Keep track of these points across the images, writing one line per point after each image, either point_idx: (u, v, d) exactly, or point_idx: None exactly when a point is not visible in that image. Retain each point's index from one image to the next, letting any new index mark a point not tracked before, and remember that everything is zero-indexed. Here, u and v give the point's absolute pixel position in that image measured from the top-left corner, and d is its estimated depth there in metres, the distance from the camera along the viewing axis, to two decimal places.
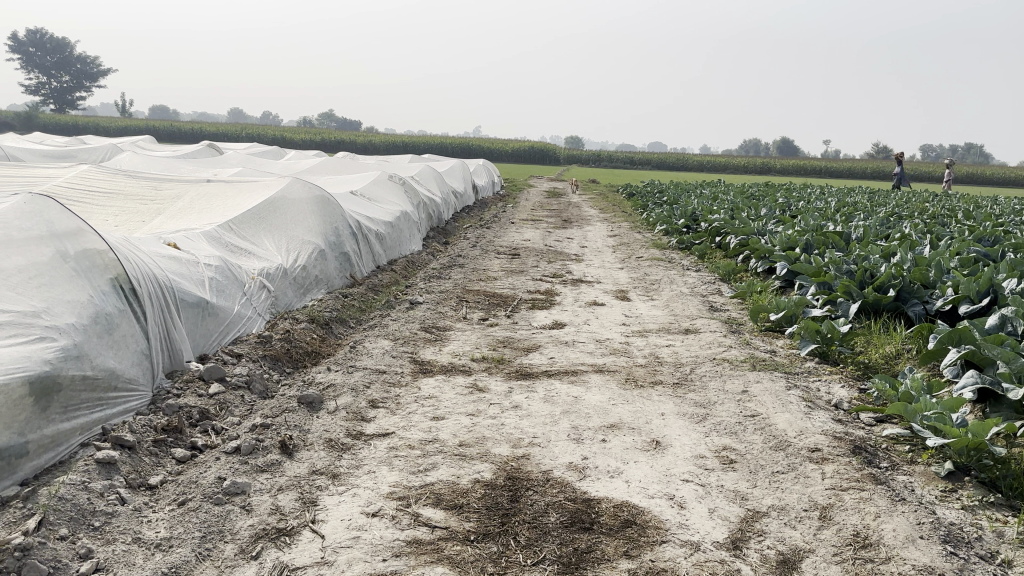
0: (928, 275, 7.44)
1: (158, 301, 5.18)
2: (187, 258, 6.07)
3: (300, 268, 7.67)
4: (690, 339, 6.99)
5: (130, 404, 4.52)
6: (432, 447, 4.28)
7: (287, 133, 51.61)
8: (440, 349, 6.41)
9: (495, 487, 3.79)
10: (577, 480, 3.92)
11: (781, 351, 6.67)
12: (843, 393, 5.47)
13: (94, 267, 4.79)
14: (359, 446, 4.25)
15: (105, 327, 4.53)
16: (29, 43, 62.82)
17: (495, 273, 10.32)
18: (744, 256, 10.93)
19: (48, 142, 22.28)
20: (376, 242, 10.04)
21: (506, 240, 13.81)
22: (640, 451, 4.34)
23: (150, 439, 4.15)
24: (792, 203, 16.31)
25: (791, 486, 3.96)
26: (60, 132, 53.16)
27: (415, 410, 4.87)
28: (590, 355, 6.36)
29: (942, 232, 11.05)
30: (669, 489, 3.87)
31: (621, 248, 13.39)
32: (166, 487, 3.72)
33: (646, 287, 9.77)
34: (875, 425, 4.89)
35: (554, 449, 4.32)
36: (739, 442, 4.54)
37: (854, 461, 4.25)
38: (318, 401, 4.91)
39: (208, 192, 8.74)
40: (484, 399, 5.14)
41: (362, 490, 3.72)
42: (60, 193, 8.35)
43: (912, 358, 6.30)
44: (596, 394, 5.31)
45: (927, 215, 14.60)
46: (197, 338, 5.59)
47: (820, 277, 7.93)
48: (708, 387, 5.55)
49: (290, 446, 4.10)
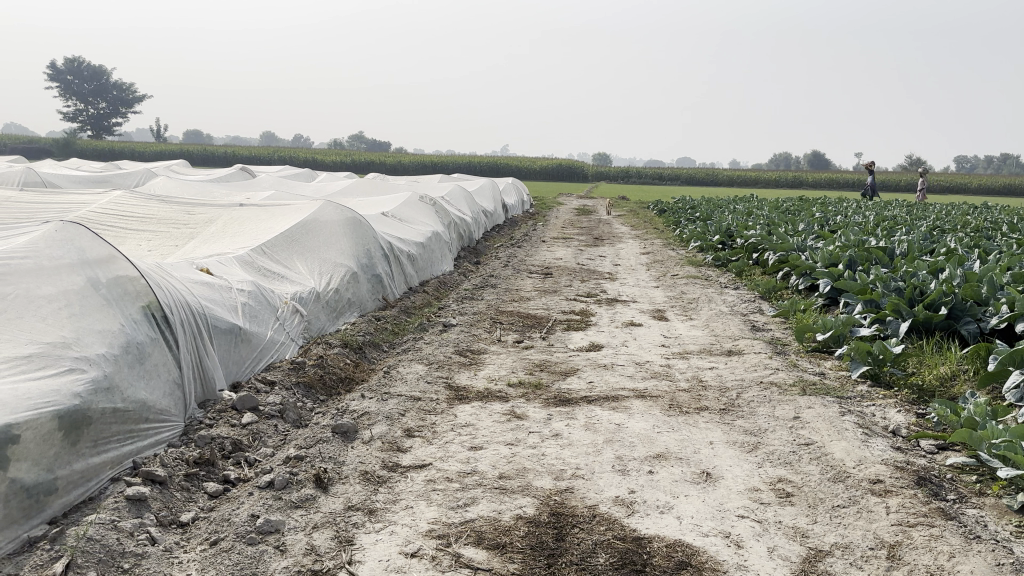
0: (980, 291, 7.14)
1: (190, 328, 5.08)
2: (219, 283, 5.99)
3: (333, 292, 7.57)
4: (735, 361, 6.75)
5: (162, 436, 4.41)
6: (471, 480, 4.10)
7: (317, 156, 52.12)
8: (475, 373, 6.25)
9: (539, 524, 3.60)
10: (626, 516, 3.72)
11: (830, 373, 6.41)
12: (900, 418, 5.21)
13: (126, 295, 4.72)
14: (396, 479, 4.08)
15: (136, 357, 4.43)
16: (68, 72, 64.36)
17: (529, 294, 10.15)
18: (783, 273, 10.64)
19: (84, 168, 22.62)
20: (408, 263, 9.93)
21: (538, 259, 13.65)
22: (690, 484, 4.13)
23: (182, 474, 4.03)
24: (830, 218, 15.94)
25: (853, 522, 3.71)
26: (97, 157, 54.13)
27: (452, 440, 4.70)
28: (631, 378, 6.16)
29: (989, 246, 10.68)
30: (724, 526, 3.65)
31: (656, 266, 13.15)
32: (198, 525, 3.58)
33: (684, 306, 9.54)
34: (937, 453, 4.62)
35: (600, 482, 4.12)
36: (795, 473, 4.30)
37: (919, 494, 3.99)
38: (353, 430, 4.75)
39: (240, 216, 8.71)
40: (523, 427, 4.95)
41: (400, 527, 3.55)
42: (94, 219, 8.37)
43: (969, 379, 6.01)
44: (639, 421, 5.10)
45: (972, 228, 14.17)
46: (230, 365, 5.48)
47: (867, 295, 7.67)
48: (757, 412, 5.31)
49: (325, 480, 3.94)
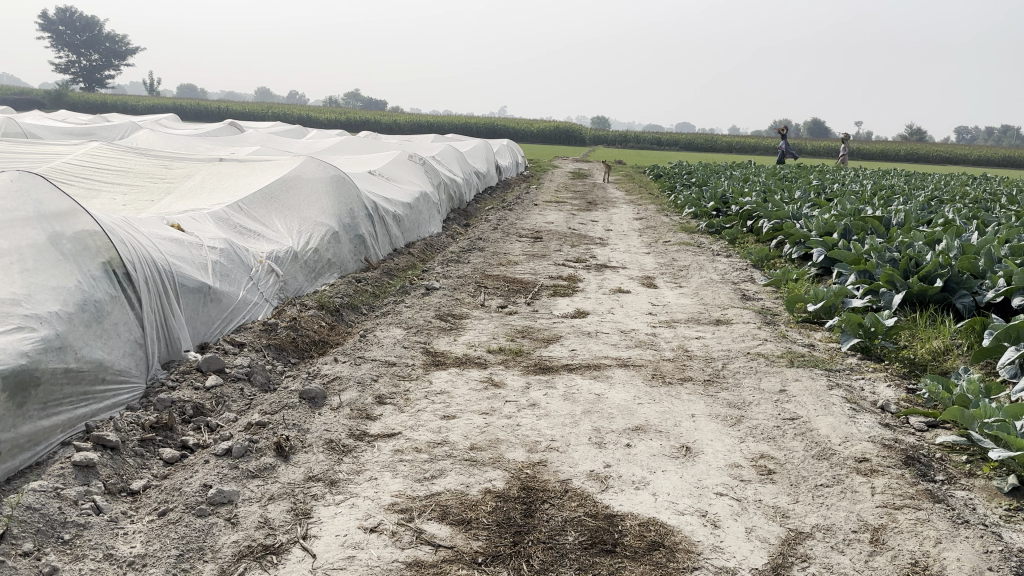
0: (976, 264, 6.94)
1: (155, 286, 4.87)
2: (190, 240, 5.75)
3: (312, 251, 7.34)
4: (722, 330, 6.57)
5: (120, 398, 4.24)
6: (440, 450, 3.93)
7: (311, 113, 51.43)
8: (455, 339, 6.06)
9: (508, 499, 3.43)
10: (599, 492, 3.55)
11: (820, 345, 6.25)
12: (889, 393, 5.05)
13: (85, 250, 4.49)
14: (361, 449, 3.90)
15: (94, 315, 4.23)
16: (59, 21, 63.20)
17: (516, 258, 9.94)
18: (777, 241, 10.46)
19: (70, 119, 22.21)
20: (394, 223, 9.70)
21: (528, 222, 13.40)
22: (669, 459, 3.96)
23: (137, 438, 3.85)
24: (827, 186, 15.70)
25: (836, 502, 3.56)
26: (88, 108, 53.35)
27: (424, 408, 4.52)
28: (615, 347, 5.97)
29: (988, 218, 10.47)
30: (701, 504, 3.49)
31: (648, 232, 12.92)
32: (148, 494, 3.41)
33: (674, 273, 9.33)
34: (927, 431, 4.48)
35: (574, 455, 3.95)
36: (778, 449, 4.13)
37: (907, 474, 3.83)
38: (322, 396, 4.56)
39: (220, 171, 8.45)
40: (499, 396, 4.78)
41: (361, 500, 3.38)
42: (68, 170, 8.11)
43: (963, 354, 5.85)
44: (620, 392, 4.93)
45: (969, 200, 13.95)
46: (198, 325, 5.28)
47: (861, 265, 7.49)
48: (742, 384, 5.15)
49: (286, 448, 3.76)
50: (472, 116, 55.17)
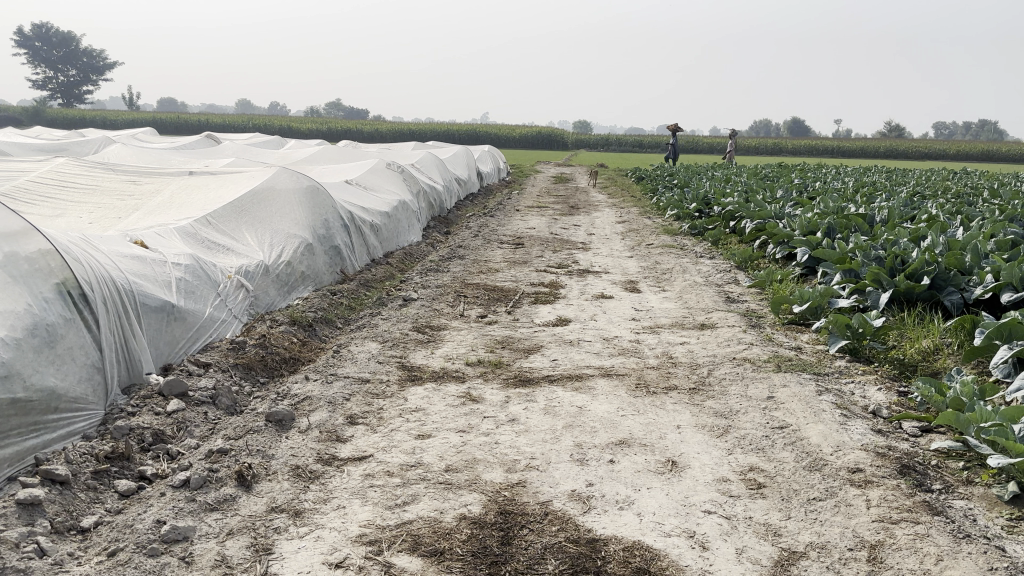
0: (963, 260, 6.81)
1: (114, 306, 4.64)
2: (153, 257, 5.52)
3: (284, 265, 7.12)
4: (708, 335, 6.41)
5: (75, 427, 4.02)
6: (413, 474, 3.72)
7: (291, 124, 51.03)
8: (432, 352, 5.86)
9: (484, 526, 3.23)
10: (580, 514, 3.36)
11: (807, 348, 6.08)
12: (881, 397, 4.90)
13: (38, 271, 4.24)
14: (330, 475, 3.69)
15: (45, 340, 4.00)
16: (35, 37, 62.47)
17: (497, 265, 9.74)
18: (761, 241, 10.33)
19: (42, 134, 21.85)
20: (371, 233, 9.48)
21: (510, 228, 13.21)
22: (654, 474, 3.78)
23: (90, 471, 3.63)
24: (809, 184, 15.61)
25: (830, 518, 3.38)
26: (64, 123, 52.73)
27: (398, 427, 4.31)
28: (597, 356, 5.78)
29: (972, 213, 10.37)
30: (689, 525, 3.30)
31: (631, 235, 12.77)
32: (100, 531, 3.19)
33: (658, 277, 9.15)
34: (920, 436, 4.32)
35: (555, 474, 3.75)
36: (768, 460, 3.96)
37: (903, 485, 3.66)
38: (289, 418, 4.35)
39: (189, 185, 8.22)
40: (477, 412, 4.58)
41: (327, 532, 3.17)
42: (32, 188, 7.86)
43: (953, 353, 5.71)
44: (603, 403, 4.74)
45: (952, 194, 13.89)
46: (161, 345, 5.05)
47: (845, 264, 7.35)
48: (729, 392, 4.97)
49: (248, 477, 3.55)
50: (453, 123, 55.02)
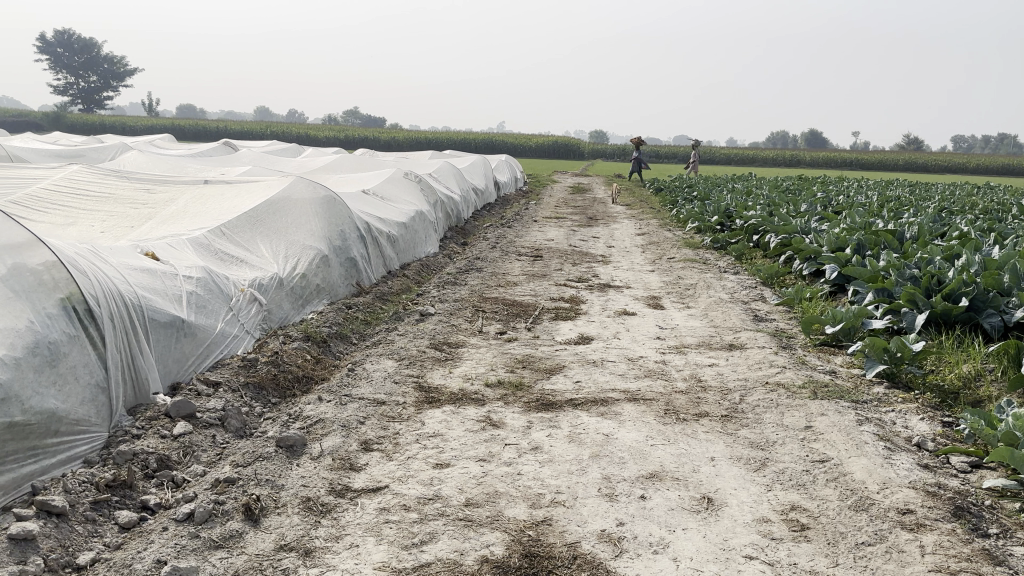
0: (1003, 280, 6.51)
1: (122, 322, 4.44)
2: (163, 270, 5.33)
3: (298, 277, 6.92)
4: (737, 357, 6.14)
5: (76, 451, 3.82)
6: (432, 508, 3.49)
7: (309, 131, 51.09)
8: (450, 371, 5.63)
9: (508, 571, 3.00)
10: (611, 558, 3.12)
11: (842, 372, 5.81)
12: (924, 428, 4.62)
13: (41, 285, 4.05)
14: (343, 508, 3.47)
15: (47, 359, 3.81)
16: (57, 43, 62.99)
17: (515, 278, 9.51)
18: (786, 256, 10.05)
19: (62, 140, 21.81)
20: (387, 244, 9.28)
21: (529, 240, 12.98)
22: (689, 513, 3.53)
23: (89, 500, 3.43)
24: (833, 198, 15.31)
25: (882, 566, 3.12)
26: (84, 129, 53.06)
27: (415, 455, 4.08)
28: (622, 378, 5.54)
29: (1004, 229, 10.04)
30: (729, 572, 3.06)
31: (651, 248, 12.51)
32: (96, 569, 2.98)
33: (682, 293, 8.90)
34: (971, 472, 4.05)
35: (583, 511, 3.51)
36: (810, 498, 3.70)
37: (958, 530, 3.39)
38: (301, 444, 4.13)
39: (204, 194, 8.05)
40: (497, 439, 4.34)
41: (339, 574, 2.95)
42: (45, 197, 7.71)
43: (997, 380, 5.41)
44: (631, 431, 4.49)
45: (981, 210, 13.54)
46: (169, 362, 4.84)
47: (879, 283, 7.07)
48: (763, 420, 4.71)
49: (256, 511, 3.34)
50: (470, 133, 54.96)
